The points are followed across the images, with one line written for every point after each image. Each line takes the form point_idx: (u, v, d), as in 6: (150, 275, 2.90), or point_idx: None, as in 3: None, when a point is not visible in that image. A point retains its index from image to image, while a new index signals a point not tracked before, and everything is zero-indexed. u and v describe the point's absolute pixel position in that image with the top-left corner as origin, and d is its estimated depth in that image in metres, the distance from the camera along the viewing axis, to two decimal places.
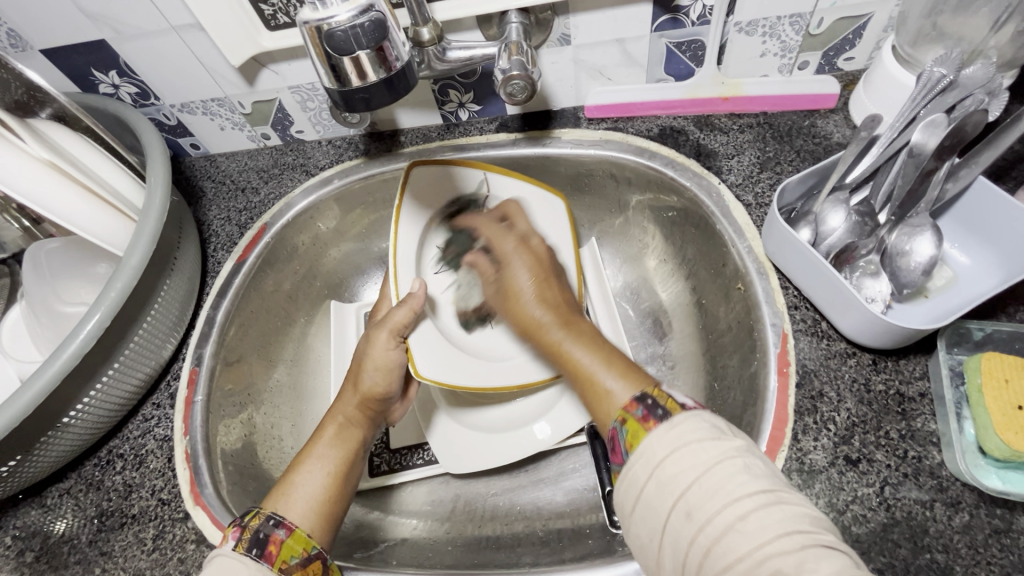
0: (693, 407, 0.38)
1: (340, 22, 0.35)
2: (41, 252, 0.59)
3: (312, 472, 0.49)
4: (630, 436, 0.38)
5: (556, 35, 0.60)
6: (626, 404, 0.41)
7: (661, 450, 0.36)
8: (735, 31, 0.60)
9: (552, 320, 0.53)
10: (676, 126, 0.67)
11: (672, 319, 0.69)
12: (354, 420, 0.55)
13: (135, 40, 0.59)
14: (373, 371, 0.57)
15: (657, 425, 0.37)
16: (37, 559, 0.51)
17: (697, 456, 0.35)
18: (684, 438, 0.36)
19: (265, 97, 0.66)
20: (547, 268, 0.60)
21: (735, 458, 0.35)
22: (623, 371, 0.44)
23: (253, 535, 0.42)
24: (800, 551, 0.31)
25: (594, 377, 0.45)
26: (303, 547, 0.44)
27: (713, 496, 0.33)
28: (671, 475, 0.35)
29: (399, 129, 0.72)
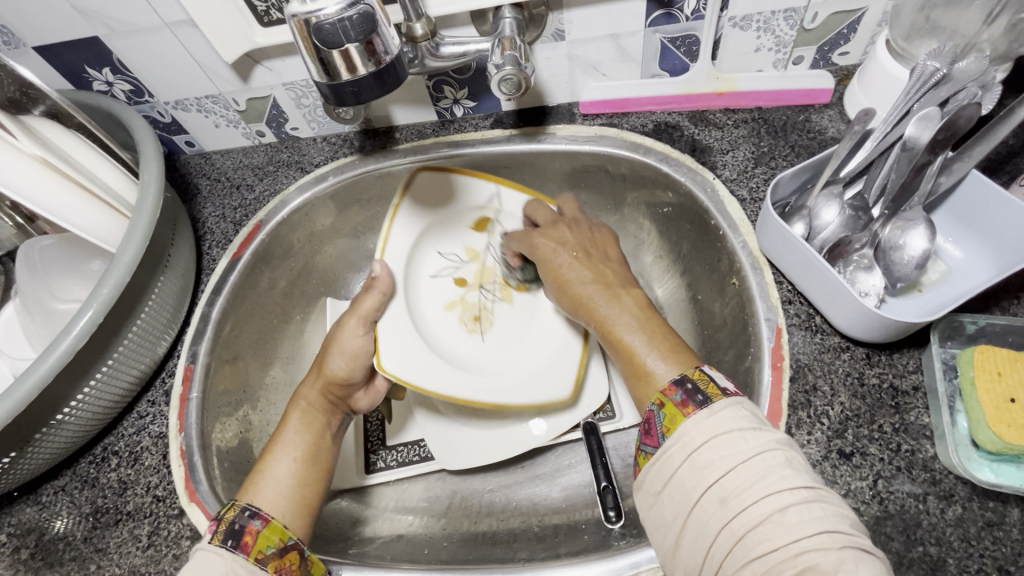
0: (734, 393, 0.39)
1: (329, 15, 0.35)
2: (35, 249, 0.58)
3: (280, 459, 0.50)
4: (667, 421, 0.39)
5: (550, 30, 0.60)
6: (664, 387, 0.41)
7: (700, 435, 0.37)
8: (729, 26, 0.60)
9: (607, 299, 0.50)
10: (671, 121, 0.67)
11: (668, 316, 0.69)
12: (316, 405, 0.55)
13: (128, 37, 0.59)
14: (338, 357, 0.56)
15: (696, 411, 0.38)
16: (33, 556, 0.51)
17: (735, 446, 0.36)
18: (724, 426, 0.37)
19: (259, 94, 0.66)
20: (584, 244, 0.56)
21: (780, 450, 0.35)
22: (670, 348, 0.45)
23: (229, 526, 0.43)
24: (839, 550, 0.31)
25: (638, 355, 0.45)
26: (279, 537, 0.44)
27: (754, 484, 0.34)
28: (706, 461, 0.36)
29: (394, 126, 0.72)
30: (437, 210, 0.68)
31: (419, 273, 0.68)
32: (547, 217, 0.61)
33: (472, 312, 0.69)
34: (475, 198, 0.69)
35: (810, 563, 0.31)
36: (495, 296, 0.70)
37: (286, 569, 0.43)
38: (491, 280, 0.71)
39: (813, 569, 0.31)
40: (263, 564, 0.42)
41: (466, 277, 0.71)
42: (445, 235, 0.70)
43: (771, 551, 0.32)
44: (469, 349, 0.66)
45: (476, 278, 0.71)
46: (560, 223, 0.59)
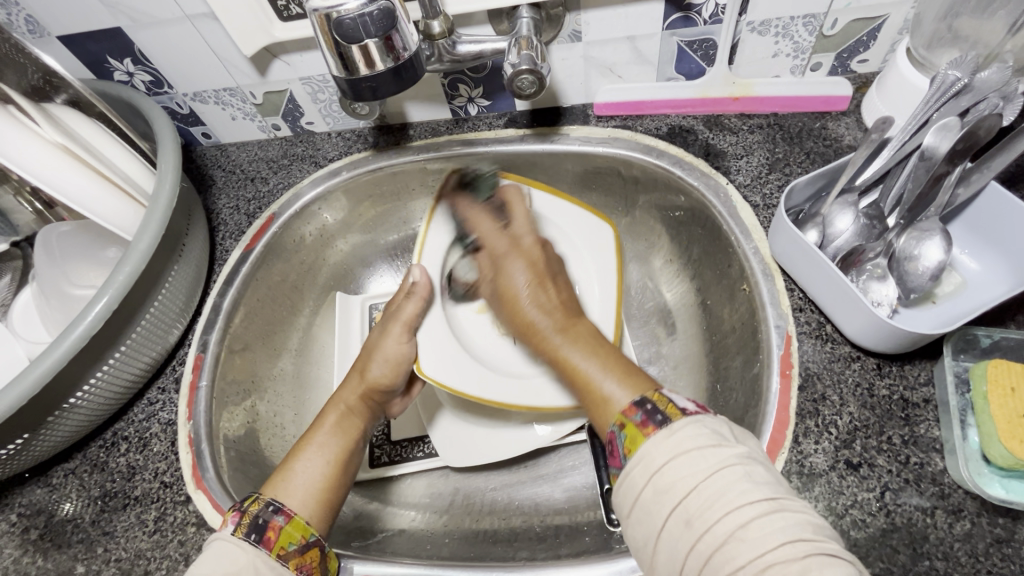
0: (694, 411, 0.39)
1: (349, 10, 0.35)
2: (54, 234, 0.59)
3: (312, 462, 0.50)
4: (629, 441, 0.39)
5: (566, 31, 0.60)
6: (625, 408, 0.41)
7: (662, 456, 0.36)
8: (747, 31, 0.60)
9: (557, 327, 0.51)
10: (685, 125, 0.66)
11: (676, 319, 0.69)
12: (355, 409, 0.56)
13: (150, 29, 0.59)
14: (381, 363, 0.58)
15: (656, 431, 0.38)
16: (42, 537, 0.52)
17: (696, 464, 0.35)
18: (684, 445, 0.36)
19: (276, 87, 0.67)
20: (541, 263, 0.57)
21: (736, 463, 0.35)
22: (621, 372, 0.45)
23: (253, 520, 0.43)
24: (803, 559, 0.31)
25: (593, 378, 0.46)
26: (301, 534, 0.44)
27: (714, 499, 0.34)
28: (670, 482, 0.35)
29: (408, 122, 0.72)
30: None
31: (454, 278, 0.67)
32: (519, 228, 0.60)
33: None
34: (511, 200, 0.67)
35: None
36: None
37: (307, 566, 0.44)
38: None
39: None
40: (286, 561, 0.42)
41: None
42: None
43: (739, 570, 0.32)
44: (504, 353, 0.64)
45: None
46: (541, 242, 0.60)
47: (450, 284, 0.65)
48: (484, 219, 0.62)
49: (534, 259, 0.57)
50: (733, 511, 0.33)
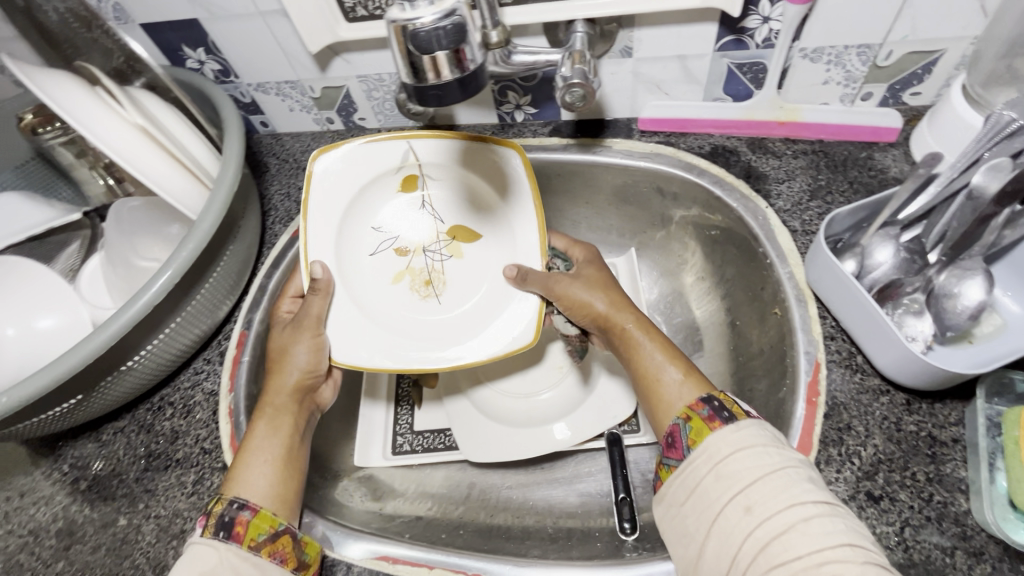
0: (757, 415, 0.43)
1: (425, 24, 0.36)
2: (124, 209, 0.62)
3: (254, 465, 0.50)
4: (694, 433, 0.43)
5: (618, 47, 0.62)
6: (691, 403, 0.45)
7: (726, 447, 0.41)
8: (799, 57, 0.60)
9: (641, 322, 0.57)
10: (728, 145, 0.67)
11: (703, 336, 0.70)
12: (286, 407, 0.55)
13: (226, 22, 0.64)
14: (300, 358, 0.56)
15: (722, 425, 0.42)
16: (90, 488, 0.56)
17: (760, 459, 0.39)
18: (749, 440, 0.40)
19: (334, 83, 0.71)
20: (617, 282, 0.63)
21: (800, 465, 0.39)
22: (685, 369, 0.50)
23: (219, 519, 0.45)
24: (861, 564, 0.33)
25: (656, 369, 0.51)
26: (269, 525, 0.46)
27: (777, 492, 0.37)
28: (732, 472, 0.39)
29: (456, 124, 0.75)
30: (351, 190, 0.61)
31: (356, 257, 0.64)
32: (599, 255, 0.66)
33: (421, 278, 0.66)
34: (391, 159, 0.62)
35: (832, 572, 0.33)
36: (444, 256, 0.66)
37: (280, 553, 0.46)
38: (435, 240, 0.66)
39: None
40: (257, 551, 0.44)
41: (407, 245, 0.66)
42: (377, 205, 0.64)
43: (793, 560, 0.34)
44: (424, 320, 0.64)
45: (418, 242, 0.66)
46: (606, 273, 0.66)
47: (352, 268, 0.63)
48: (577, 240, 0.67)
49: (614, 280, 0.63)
50: (793, 503, 0.37)
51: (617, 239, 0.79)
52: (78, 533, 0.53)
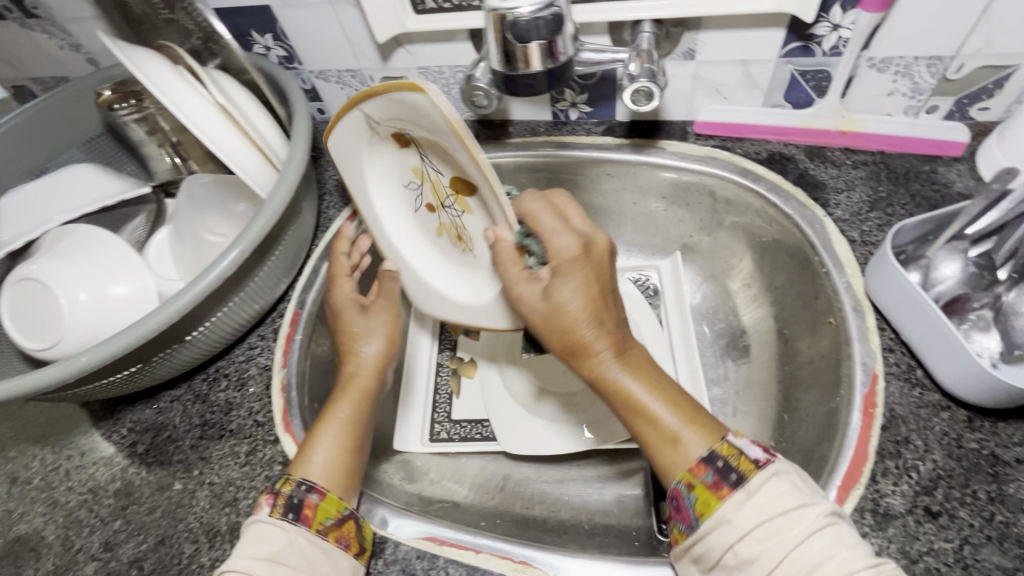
0: (765, 463, 0.41)
1: (524, 14, 0.37)
2: (195, 185, 0.63)
3: (326, 436, 0.52)
4: (700, 503, 0.42)
5: (681, 49, 0.63)
6: (693, 467, 0.43)
7: (737, 523, 0.39)
8: (866, 66, 0.60)
9: (611, 345, 0.48)
10: (785, 152, 0.67)
11: (749, 343, 0.70)
12: (363, 383, 0.57)
13: (297, 9, 0.66)
14: (371, 341, 0.59)
15: (731, 493, 0.41)
16: (147, 452, 0.58)
17: (780, 533, 0.38)
18: (764, 511, 0.39)
19: (395, 74, 0.72)
20: (608, 286, 0.49)
21: (826, 528, 0.38)
22: (684, 417, 0.45)
23: (287, 500, 0.46)
24: None
25: (649, 409, 0.46)
26: (336, 509, 0.48)
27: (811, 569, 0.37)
28: (752, 551, 0.38)
29: (509, 120, 0.76)
30: (354, 164, 0.55)
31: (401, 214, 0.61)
32: (593, 248, 0.50)
33: (455, 232, 0.60)
34: (360, 130, 0.52)
35: None
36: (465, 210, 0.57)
37: (344, 539, 0.47)
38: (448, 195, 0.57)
39: None
40: (323, 535, 0.46)
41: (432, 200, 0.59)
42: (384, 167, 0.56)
43: None
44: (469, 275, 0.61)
45: (438, 197, 0.58)
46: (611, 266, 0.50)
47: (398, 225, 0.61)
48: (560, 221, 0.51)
49: (602, 287, 0.48)
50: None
51: (662, 241, 0.80)
52: (135, 495, 0.55)
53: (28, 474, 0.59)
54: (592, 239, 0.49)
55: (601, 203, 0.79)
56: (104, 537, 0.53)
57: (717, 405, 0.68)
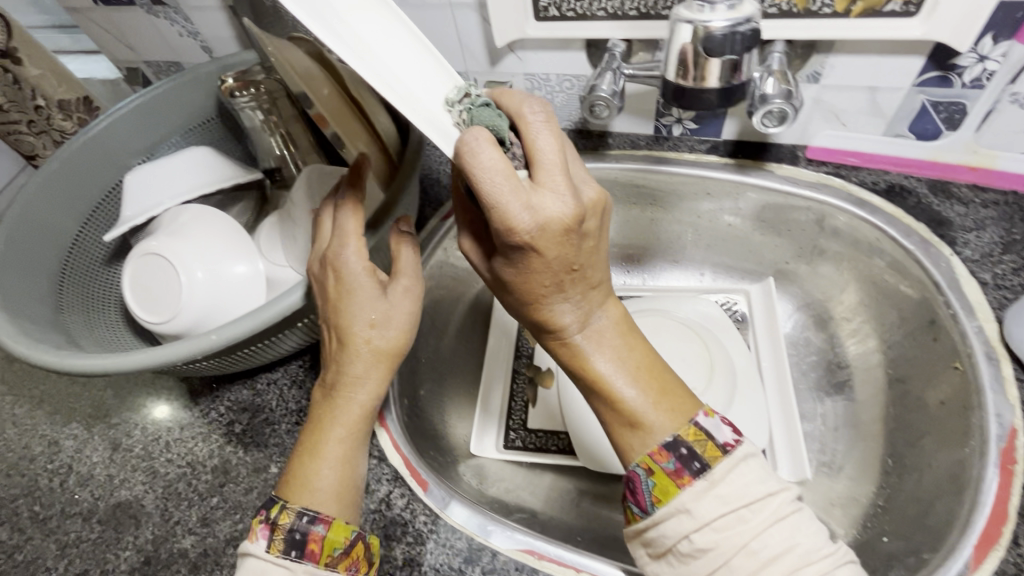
0: (731, 448, 0.41)
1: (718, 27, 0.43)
2: (315, 173, 0.62)
3: (324, 460, 0.46)
4: (659, 489, 0.41)
5: (806, 71, 0.61)
6: (653, 452, 0.42)
7: (697, 512, 0.40)
8: (1009, 101, 0.56)
9: (579, 319, 0.47)
10: (905, 185, 0.65)
11: (853, 380, 0.67)
12: (366, 378, 0.49)
13: (416, 10, 0.67)
14: (381, 331, 0.49)
15: (692, 483, 0.40)
16: (244, 432, 0.59)
17: (742, 522, 0.39)
18: (731, 502, 0.40)
19: (500, 79, 0.72)
20: (577, 260, 0.43)
21: (786, 517, 0.40)
22: (655, 395, 0.45)
23: (287, 535, 0.42)
24: None
25: (613, 387, 0.45)
26: (343, 537, 0.44)
27: (769, 557, 0.38)
28: (707, 540, 0.39)
29: (608, 131, 0.75)
30: None
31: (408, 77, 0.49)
32: (558, 221, 0.39)
33: None
34: None
35: None
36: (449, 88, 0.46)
37: (355, 564, 0.44)
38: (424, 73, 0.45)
39: None
40: (333, 568, 0.42)
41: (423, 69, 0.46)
42: None
43: None
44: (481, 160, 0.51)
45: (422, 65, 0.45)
46: (589, 231, 0.42)
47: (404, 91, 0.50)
48: (515, 185, 0.37)
49: (566, 267, 0.43)
50: (788, 565, 0.38)
51: (753, 266, 0.78)
52: (232, 473, 0.56)
53: (129, 442, 0.61)
54: (563, 209, 0.39)
55: (693, 222, 0.77)
56: (202, 512, 0.54)
57: (812, 441, 0.66)
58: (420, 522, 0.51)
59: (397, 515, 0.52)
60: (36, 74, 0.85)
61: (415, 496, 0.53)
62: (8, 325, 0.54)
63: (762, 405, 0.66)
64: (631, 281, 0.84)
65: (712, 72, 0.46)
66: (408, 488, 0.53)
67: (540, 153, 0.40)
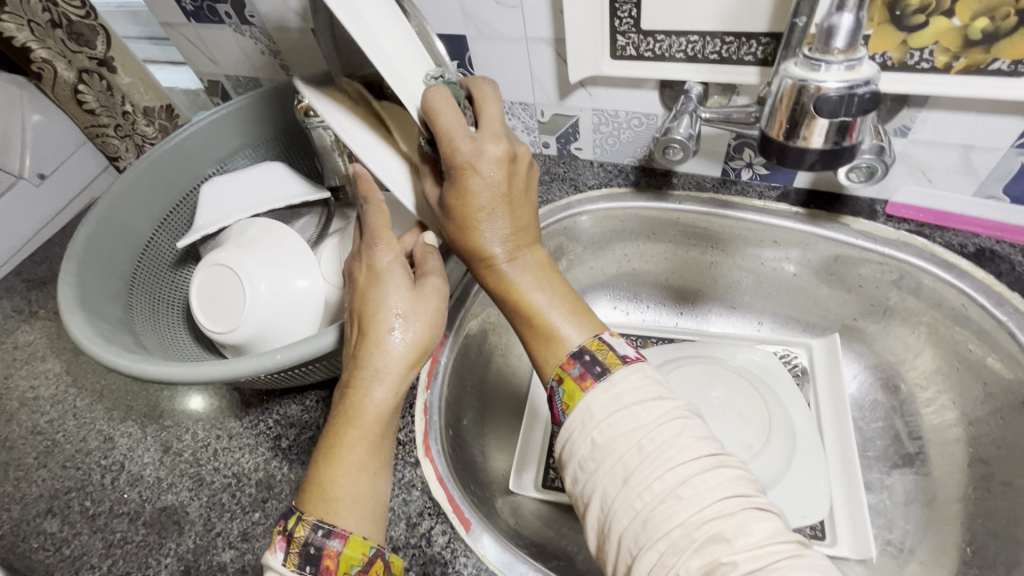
0: (631, 359, 0.42)
1: (828, 88, 0.42)
2: None
3: (348, 469, 0.45)
4: (567, 396, 0.42)
5: (894, 125, 0.58)
6: (563, 362, 0.44)
7: (597, 410, 0.40)
8: None
9: (509, 250, 0.50)
10: (996, 249, 0.61)
11: (928, 454, 0.62)
12: (388, 371, 0.46)
13: (489, 41, 0.68)
14: (403, 321, 0.47)
15: (594, 383, 0.41)
16: (290, 447, 0.59)
17: (634, 419, 0.39)
18: (624, 402, 0.40)
19: (568, 112, 0.72)
20: (509, 196, 0.49)
21: (677, 421, 0.38)
22: (570, 313, 0.48)
23: (302, 549, 0.42)
24: (736, 514, 0.34)
25: (536, 309, 0.48)
26: (361, 554, 0.43)
27: (655, 453, 0.37)
28: (605, 439, 0.39)
29: (673, 170, 0.74)
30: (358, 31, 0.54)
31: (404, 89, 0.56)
32: (495, 155, 0.47)
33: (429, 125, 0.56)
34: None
35: (712, 534, 0.33)
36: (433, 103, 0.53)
37: None
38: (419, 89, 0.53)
39: (717, 537, 0.33)
40: None
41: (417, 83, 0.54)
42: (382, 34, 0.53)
43: (674, 529, 0.34)
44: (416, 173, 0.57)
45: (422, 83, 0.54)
46: (519, 175, 0.49)
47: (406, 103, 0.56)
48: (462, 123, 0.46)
49: (500, 195, 0.48)
50: (671, 461, 0.36)
51: (818, 319, 0.74)
52: (275, 489, 0.56)
53: (179, 445, 0.62)
54: (501, 149, 0.47)
55: (755, 269, 0.74)
56: (243, 526, 0.54)
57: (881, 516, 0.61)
58: (460, 563, 0.50)
59: (437, 553, 0.51)
60: (127, 81, 0.91)
61: (456, 535, 0.52)
62: (83, 321, 0.56)
63: (823, 470, 0.62)
64: (683, 324, 0.81)
65: (820, 131, 0.44)
66: (450, 525, 0.52)
67: (488, 113, 0.49)
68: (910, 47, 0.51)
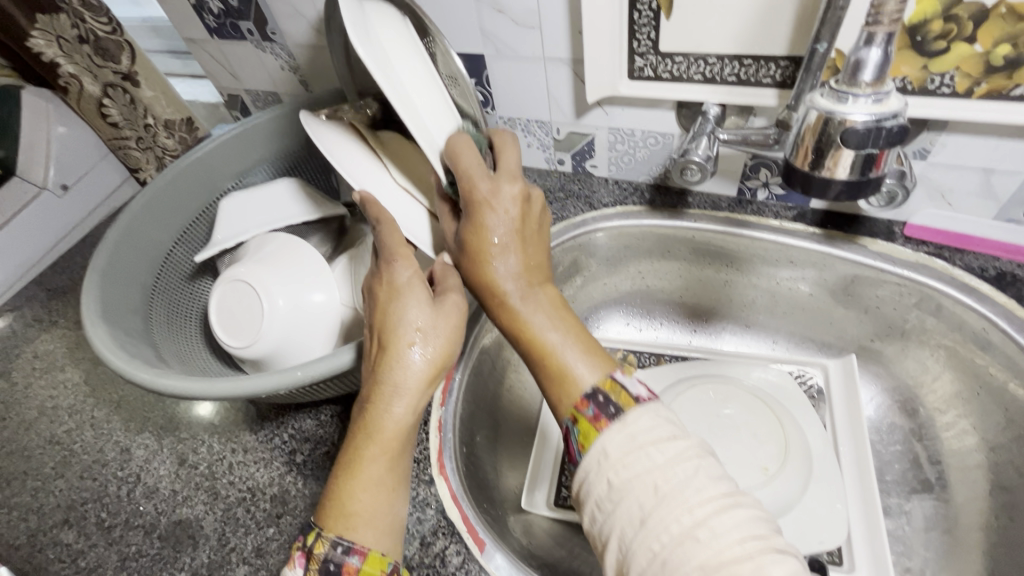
0: (645, 399, 0.42)
1: (853, 120, 0.42)
2: None
3: (367, 484, 0.45)
4: (582, 435, 0.42)
5: (913, 148, 0.58)
6: (577, 402, 0.43)
7: (612, 450, 0.39)
8: None
9: (523, 287, 0.49)
10: (1017, 273, 0.60)
11: (948, 479, 0.62)
12: (407, 391, 0.46)
13: (507, 61, 0.68)
14: (422, 338, 0.47)
15: (609, 424, 0.41)
16: (305, 463, 0.59)
17: (649, 459, 0.38)
18: (638, 441, 0.39)
19: (584, 130, 0.73)
20: (523, 233, 0.49)
21: (692, 459, 0.38)
22: (585, 350, 0.46)
23: (321, 565, 0.42)
24: (756, 558, 0.33)
25: (550, 347, 0.47)
26: (380, 570, 0.43)
27: (671, 493, 0.36)
28: (621, 480, 0.38)
29: (688, 189, 0.74)
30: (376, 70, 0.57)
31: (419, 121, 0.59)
32: (512, 195, 0.49)
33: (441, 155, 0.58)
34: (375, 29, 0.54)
35: None
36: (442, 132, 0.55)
37: None
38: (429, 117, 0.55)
39: None
40: None
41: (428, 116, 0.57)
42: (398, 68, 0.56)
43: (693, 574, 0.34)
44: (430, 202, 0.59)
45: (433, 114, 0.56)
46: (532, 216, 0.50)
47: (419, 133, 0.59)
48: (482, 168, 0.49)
49: (514, 231, 0.49)
50: (687, 502, 0.36)
51: (834, 340, 0.73)
52: (290, 505, 0.56)
53: (195, 458, 0.62)
54: (516, 190, 0.49)
55: (770, 288, 0.74)
56: (257, 542, 0.54)
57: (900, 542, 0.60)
58: None
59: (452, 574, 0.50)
60: (150, 95, 0.93)
61: (471, 556, 0.51)
62: (105, 334, 0.56)
63: (840, 494, 0.62)
64: (696, 342, 0.80)
65: (844, 163, 0.44)
66: (464, 546, 0.52)
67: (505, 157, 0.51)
68: (931, 72, 0.51)
